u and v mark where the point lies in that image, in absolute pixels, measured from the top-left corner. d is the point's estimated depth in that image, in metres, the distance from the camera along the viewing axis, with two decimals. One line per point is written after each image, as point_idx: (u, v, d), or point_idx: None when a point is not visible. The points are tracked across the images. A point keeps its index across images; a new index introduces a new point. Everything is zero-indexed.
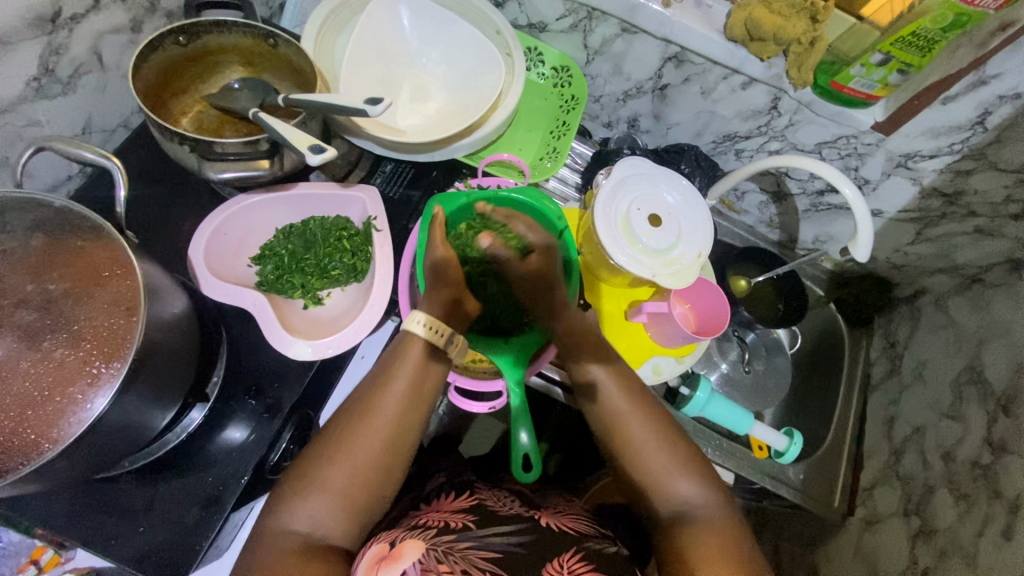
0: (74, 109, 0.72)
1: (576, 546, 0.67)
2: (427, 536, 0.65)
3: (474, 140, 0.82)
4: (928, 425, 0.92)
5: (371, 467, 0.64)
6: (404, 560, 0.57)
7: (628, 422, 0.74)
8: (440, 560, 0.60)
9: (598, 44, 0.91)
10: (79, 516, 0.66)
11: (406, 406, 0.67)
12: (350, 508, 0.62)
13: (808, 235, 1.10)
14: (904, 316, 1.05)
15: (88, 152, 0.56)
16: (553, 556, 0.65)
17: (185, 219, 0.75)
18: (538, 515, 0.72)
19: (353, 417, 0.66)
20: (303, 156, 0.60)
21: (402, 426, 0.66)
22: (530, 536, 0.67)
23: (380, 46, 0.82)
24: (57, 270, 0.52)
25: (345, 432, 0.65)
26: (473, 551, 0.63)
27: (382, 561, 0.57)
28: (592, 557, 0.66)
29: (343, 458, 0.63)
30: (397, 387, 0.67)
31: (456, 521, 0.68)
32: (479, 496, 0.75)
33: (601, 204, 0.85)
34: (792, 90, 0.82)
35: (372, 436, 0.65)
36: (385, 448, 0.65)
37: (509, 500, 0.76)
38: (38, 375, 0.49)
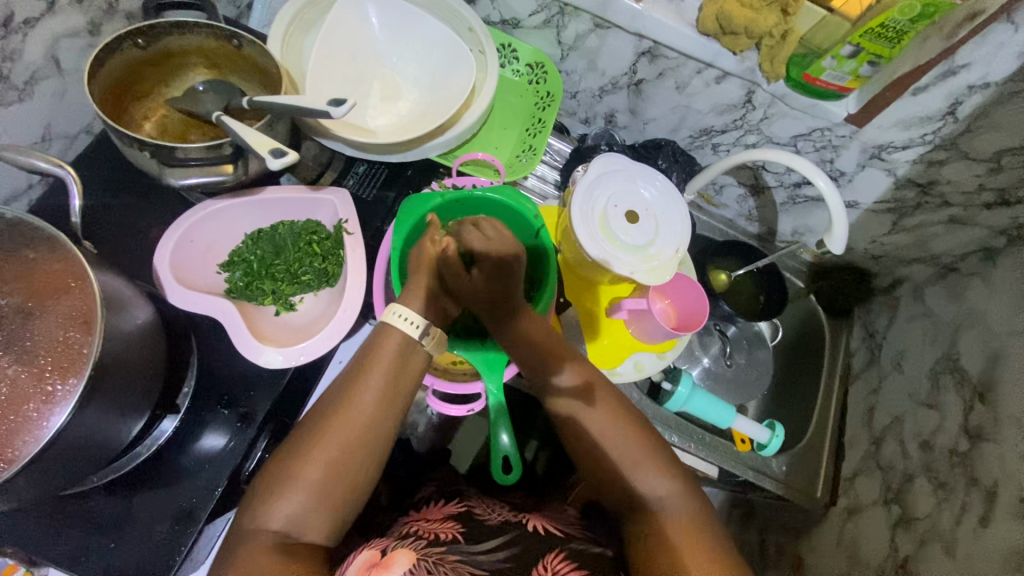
0: (32, 115, 0.70)
1: (559, 546, 0.67)
2: (417, 546, 0.64)
3: (447, 139, 0.81)
4: (906, 413, 0.93)
5: (348, 458, 0.61)
6: (395, 568, 0.56)
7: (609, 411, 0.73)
8: (431, 572, 0.59)
9: (572, 39, 0.90)
10: (48, 533, 0.64)
11: (386, 396, 0.65)
12: (325, 502, 0.60)
13: (787, 227, 1.10)
14: (882, 306, 1.05)
15: (42, 160, 0.54)
16: (537, 560, 0.64)
17: (152, 226, 0.73)
18: (525, 519, 0.73)
19: (330, 408, 0.63)
20: (264, 161, 0.58)
21: (381, 418, 0.64)
22: (516, 546, 0.66)
23: (349, 46, 0.81)
24: (10, 284, 0.50)
25: (321, 424, 0.62)
26: (462, 562, 0.62)
27: (373, 568, 0.57)
28: (576, 557, 0.65)
29: (319, 452, 0.60)
30: (376, 375, 0.64)
31: (446, 531, 0.67)
32: (468, 505, 0.75)
33: (578, 203, 0.85)
34: (765, 83, 0.83)
35: (351, 427, 0.62)
36: (362, 439, 0.62)
37: (498, 509, 0.75)
38: None
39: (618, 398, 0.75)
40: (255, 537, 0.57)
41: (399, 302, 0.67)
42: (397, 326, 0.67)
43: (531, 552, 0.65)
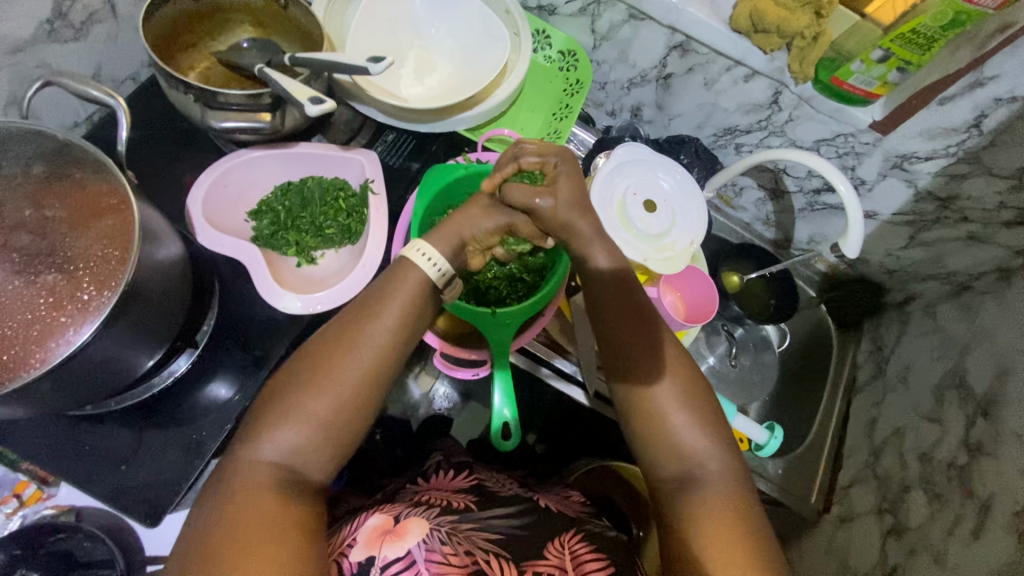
0: (84, 55, 0.74)
1: (575, 527, 0.70)
2: (431, 514, 0.66)
3: (476, 114, 0.83)
4: (908, 426, 0.92)
5: (352, 393, 0.61)
6: (409, 537, 0.61)
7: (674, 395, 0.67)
8: (444, 541, 0.62)
9: (605, 29, 0.93)
10: (63, 452, 0.67)
11: (398, 332, 0.65)
12: (324, 436, 0.60)
13: (803, 234, 1.10)
14: (892, 321, 1.06)
15: (93, 90, 0.56)
16: (552, 538, 0.67)
17: (186, 172, 0.76)
18: (536, 497, 0.76)
19: (338, 340, 0.63)
20: (303, 106, 0.60)
21: (389, 354, 0.64)
22: (529, 518, 0.70)
23: (389, 16, 0.83)
24: (54, 200, 0.52)
25: (326, 354, 0.62)
26: (475, 531, 0.65)
27: (386, 535, 0.62)
28: (591, 538, 0.69)
29: (324, 385, 0.61)
30: (390, 310, 0.64)
31: (458, 501, 0.70)
32: (478, 477, 0.79)
33: (598, 188, 0.87)
34: (793, 85, 0.84)
35: (360, 359, 0.62)
36: (370, 374, 0.62)
37: (507, 483, 0.79)
38: (30, 300, 0.49)
39: (694, 380, 0.69)
40: (256, 467, 0.58)
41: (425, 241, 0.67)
42: (418, 264, 0.67)
43: (540, 525, 0.69)
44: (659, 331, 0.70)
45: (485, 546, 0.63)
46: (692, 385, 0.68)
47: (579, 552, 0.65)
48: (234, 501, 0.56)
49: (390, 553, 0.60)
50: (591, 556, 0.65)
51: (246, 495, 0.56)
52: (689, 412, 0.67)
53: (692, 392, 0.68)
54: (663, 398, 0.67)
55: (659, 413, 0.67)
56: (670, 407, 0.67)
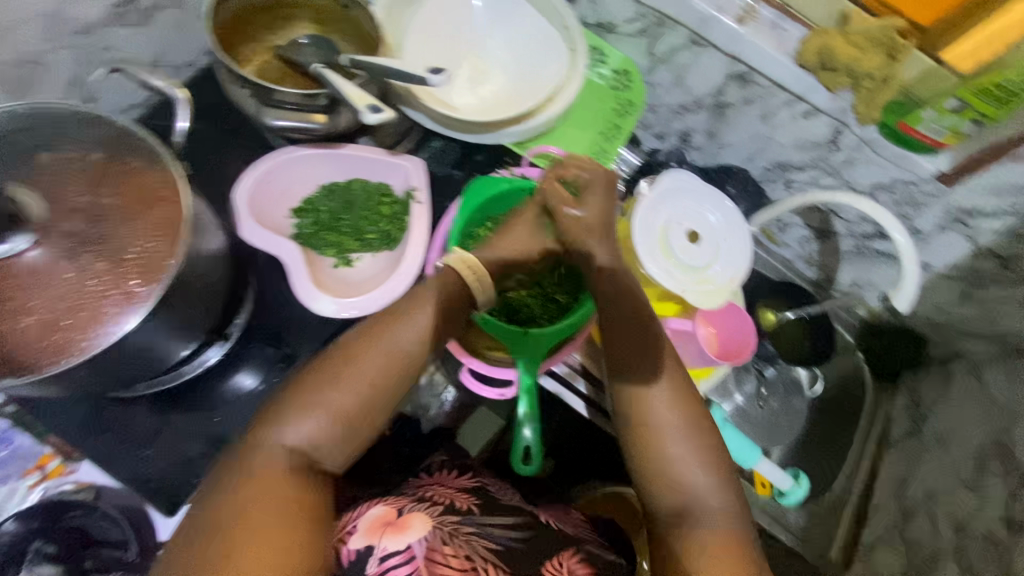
0: (149, 41, 0.75)
1: (575, 545, 0.68)
2: (433, 512, 0.64)
3: (526, 129, 0.82)
4: (943, 490, 0.88)
5: (374, 391, 0.62)
6: (410, 532, 0.60)
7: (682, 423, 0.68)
8: (445, 541, 0.60)
9: (664, 52, 0.91)
10: (93, 430, 0.68)
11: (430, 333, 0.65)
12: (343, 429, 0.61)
13: (846, 278, 1.07)
14: (933, 378, 1.00)
15: (157, 81, 0.57)
16: (552, 555, 0.65)
17: (235, 164, 0.77)
18: (538, 511, 0.73)
19: (372, 335, 0.63)
20: (360, 114, 0.61)
21: (418, 356, 0.64)
22: (529, 531, 0.67)
23: (448, 24, 0.82)
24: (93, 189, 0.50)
25: (354, 346, 0.63)
26: (475, 537, 0.63)
27: (387, 527, 0.60)
28: (591, 560, 0.67)
29: (349, 377, 0.61)
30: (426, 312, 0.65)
31: (461, 502, 0.68)
32: (481, 480, 0.76)
33: (642, 214, 0.84)
34: (856, 125, 0.81)
35: (390, 356, 0.63)
36: (394, 373, 0.63)
37: (507, 490, 0.76)
38: (63, 285, 0.48)
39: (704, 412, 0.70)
40: (273, 450, 0.58)
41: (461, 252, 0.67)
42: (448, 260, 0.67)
43: (543, 538, 0.67)
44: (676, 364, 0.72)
45: (485, 554, 0.61)
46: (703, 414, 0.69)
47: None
48: (249, 480, 0.55)
49: (390, 545, 0.58)
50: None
51: (264, 476, 0.56)
52: (695, 450, 0.67)
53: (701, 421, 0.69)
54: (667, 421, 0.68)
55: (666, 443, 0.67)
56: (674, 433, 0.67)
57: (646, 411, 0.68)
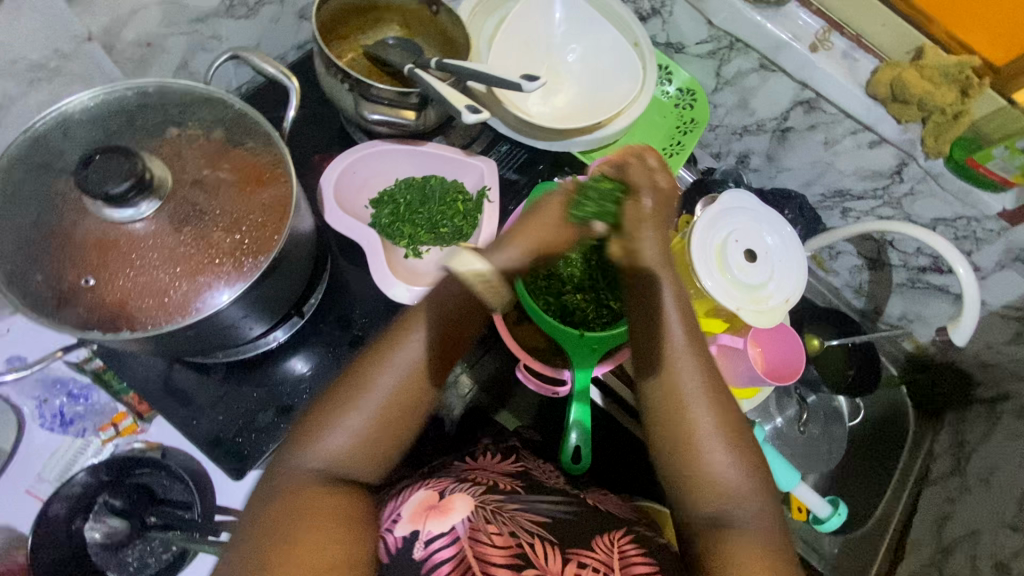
0: (251, 32, 0.79)
1: (625, 527, 0.68)
2: (476, 491, 0.65)
3: (593, 140, 0.85)
4: (985, 530, 0.88)
5: (396, 409, 0.58)
6: (454, 514, 0.61)
7: (710, 422, 0.60)
8: (489, 520, 0.61)
9: (732, 74, 0.93)
10: (170, 391, 0.72)
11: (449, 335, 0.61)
12: (368, 442, 0.57)
13: (895, 310, 1.06)
14: (979, 417, 0.99)
15: (270, 67, 0.61)
16: (603, 532, 0.65)
17: (318, 152, 0.80)
18: (583, 494, 0.73)
19: (389, 339, 0.60)
20: (462, 114, 0.64)
21: (437, 359, 0.60)
22: (574, 508, 0.68)
23: (526, 33, 0.85)
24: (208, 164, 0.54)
25: (362, 371, 0.58)
26: (521, 511, 0.64)
27: (432, 510, 0.61)
28: (642, 541, 0.66)
29: (362, 403, 0.57)
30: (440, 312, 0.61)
31: (505, 483, 0.68)
32: (524, 463, 0.75)
33: (700, 230, 0.86)
34: (923, 159, 0.82)
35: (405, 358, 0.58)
36: (416, 384, 0.59)
37: (551, 474, 0.76)
38: (178, 250, 0.51)
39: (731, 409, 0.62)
40: (297, 485, 0.55)
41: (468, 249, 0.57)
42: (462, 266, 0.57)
43: (590, 516, 0.68)
44: (708, 358, 0.64)
45: (531, 528, 0.63)
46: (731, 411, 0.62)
47: (627, 552, 0.63)
48: (282, 506, 0.54)
49: (435, 528, 0.60)
50: (640, 558, 0.63)
51: (298, 500, 0.54)
52: (734, 452, 0.60)
53: (730, 418, 0.62)
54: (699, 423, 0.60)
55: (695, 443, 0.60)
56: (704, 429, 0.60)
57: (677, 411, 0.61)
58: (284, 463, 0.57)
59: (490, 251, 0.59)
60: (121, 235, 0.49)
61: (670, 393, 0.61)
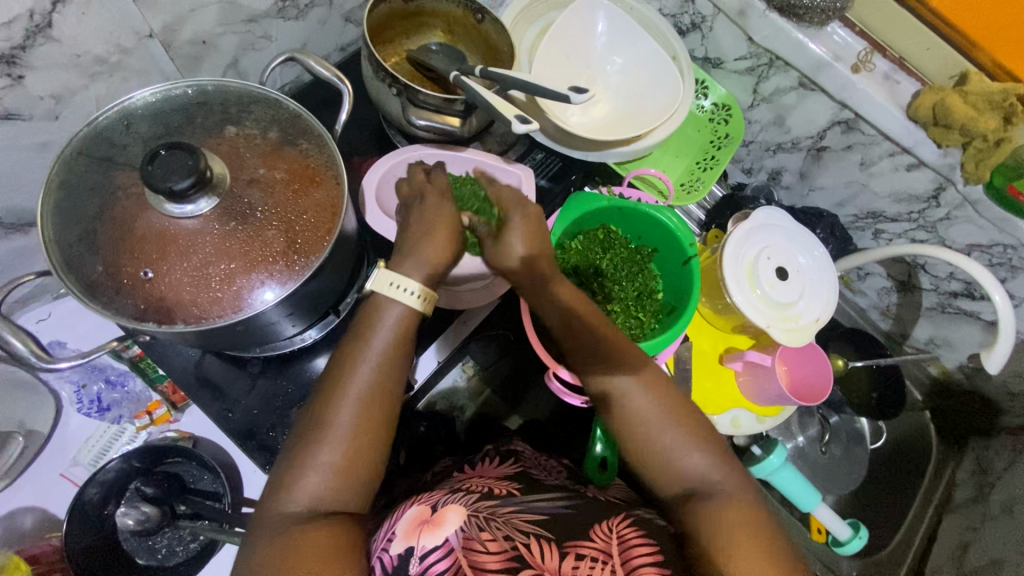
0: (299, 34, 0.81)
1: (625, 512, 0.62)
2: (469, 500, 0.62)
3: (630, 152, 0.86)
4: (1006, 560, 0.86)
5: (367, 426, 0.55)
6: (446, 526, 0.57)
7: (647, 399, 0.61)
8: (481, 527, 0.57)
9: (769, 92, 0.93)
10: (208, 383, 0.73)
11: (400, 343, 0.58)
12: (348, 467, 0.54)
13: (923, 334, 1.05)
14: (1004, 446, 0.98)
15: (325, 69, 0.62)
16: (600, 521, 0.61)
17: (359, 154, 0.82)
18: (585, 490, 0.70)
19: (341, 361, 0.57)
20: (511, 123, 0.63)
21: (396, 368, 0.57)
22: (575, 504, 0.65)
23: (568, 43, 0.86)
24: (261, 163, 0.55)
25: (324, 400, 0.55)
26: (514, 514, 0.61)
27: (425, 525, 0.58)
28: (642, 524, 0.60)
29: (330, 433, 0.53)
30: (388, 325, 0.57)
31: (500, 487, 0.66)
32: (524, 464, 0.74)
33: (732, 245, 0.86)
34: (961, 183, 0.81)
35: (362, 372, 0.56)
36: (387, 386, 0.56)
37: (555, 472, 0.75)
38: (231, 246, 0.52)
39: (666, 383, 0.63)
40: (274, 538, 0.50)
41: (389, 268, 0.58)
42: (399, 297, 0.58)
43: (591, 510, 0.63)
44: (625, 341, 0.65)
45: (525, 528, 0.59)
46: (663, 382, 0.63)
47: (627, 536, 0.58)
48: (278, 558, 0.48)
49: (429, 542, 0.56)
50: (640, 541, 0.57)
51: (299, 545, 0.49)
52: (679, 424, 0.60)
53: (664, 390, 0.62)
54: (638, 405, 0.61)
55: (642, 423, 0.61)
56: (643, 410, 0.61)
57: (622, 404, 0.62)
58: (269, 516, 0.52)
59: (405, 264, 0.60)
60: (178, 230, 0.51)
61: (609, 388, 0.63)
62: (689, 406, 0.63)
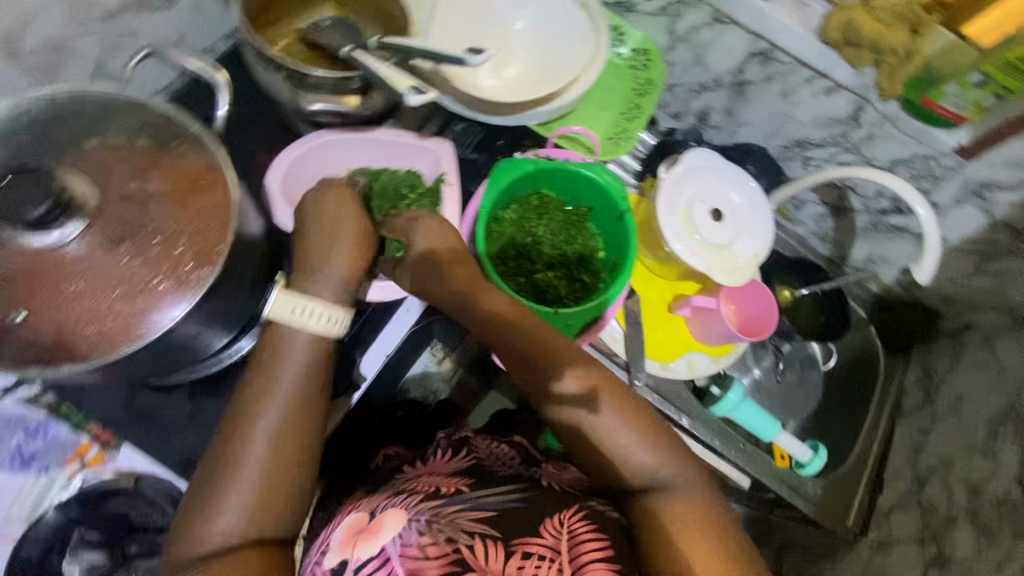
0: (170, 24, 0.73)
1: (579, 503, 0.62)
2: (411, 504, 0.61)
3: (550, 110, 0.81)
4: (957, 457, 0.92)
5: (284, 459, 0.55)
6: (384, 533, 0.59)
7: (602, 407, 0.62)
8: (422, 531, 0.58)
9: (684, 30, 0.91)
10: (133, 417, 0.68)
11: (309, 377, 0.57)
12: (264, 501, 0.53)
13: (860, 253, 1.09)
14: (944, 348, 1.04)
15: (194, 62, 0.57)
16: (552, 513, 0.61)
17: (260, 149, 0.76)
18: (538, 473, 0.69)
19: (249, 402, 0.56)
20: (405, 97, 0.61)
21: (308, 402, 0.57)
22: (527, 492, 0.64)
23: (471, 5, 0.82)
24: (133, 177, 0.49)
25: (234, 440, 0.54)
26: (460, 514, 0.60)
27: (362, 534, 0.59)
28: (596, 517, 0.61)
29: (240, 474, 0.53)
30: (291, 362, 0.57)
31: (449, 485, 0.65)
32: (476, 455, 0.72)
33: (664, 194, 0.85)
34: (878, 102, 0.81)
35: (271, 413, 0.55)
36: (302, 422, 0.56)
37: (506, 459, 0.73)
38: (109, 274, 0.47)
39: (620, 392, 0.64)
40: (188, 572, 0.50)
41: (298, 295, 0.57)
42: (302, 324, 0.57)
43: (542, 498, 0.63)
44: (575, 356, 0.66)
45: (470, 528, 0.58)
46: (615, 391, 0.64)
47: (577, 532, 0.58)
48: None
49: (364, 553, 0.58)
50: (590, 536, 0.58)
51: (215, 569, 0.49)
52: (637, 434, 0.62)
53: (619, 399, 0.63)
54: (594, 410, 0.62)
55: (598, 430, 0.62)
56: (600, 418, 0.62)
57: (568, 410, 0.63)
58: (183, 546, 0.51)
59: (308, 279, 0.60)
60: (45, 263, 0.46)
61: (558, 389, 0.64)
62: (644, 413, 0.64)
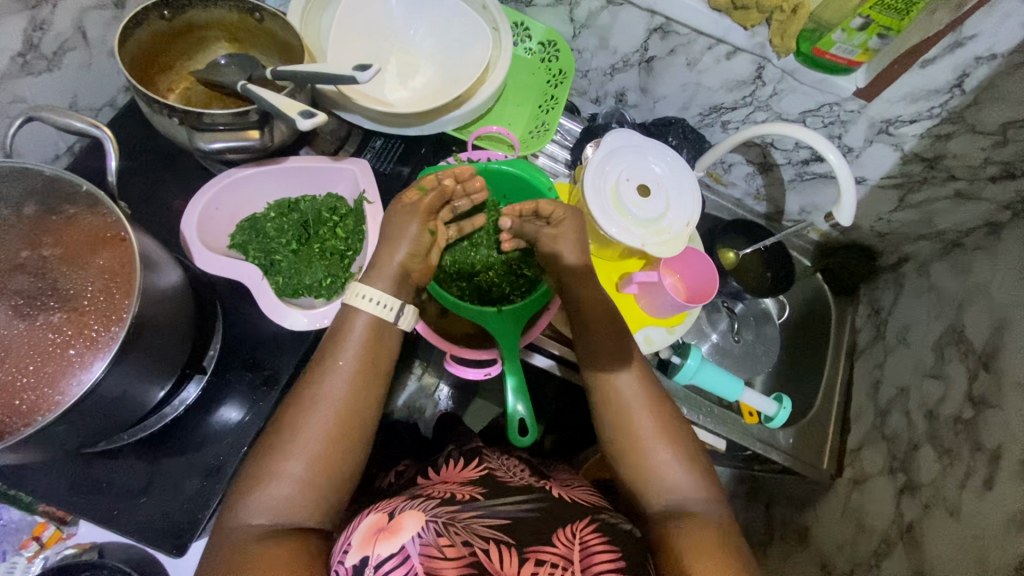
0: (60, 86, 0.72)
1: (590, 516, 0.63)
2: (428, 505, 0.61)
3: (463, 113, 0.82)
4: (912, 385, 0.95)
5: (334, 448, 0.58)
6: (403, 533, 0.57)
7: (643, 406, 0.70)
8: (439, 533, 0.57)
9: (585, 16, 0.92)
10: (80, 490, 0.67)
11: (360, 381, 0.61)
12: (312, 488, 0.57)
13: (794, 206, 1.11)
14: (887, 283, 1.08)
15: (77, 119, 0.56)
16: (565, 525, 0.61)
17: (174, 197, 0.75)
18: (549, 486, 0.69)
19: (306, 391, 0.60)
20: (293, 121, 0.60)
21: (355, 403, 0.60)
22: (541, 502, 0.64)
23: (368, 22, 0.82)
24: None
25: (296, 417, 0.59)
26: (475, 519, 0.60)
27: (381, 533, 0.57)
28: (606, 529, 0.61)
29: (295, 445, 0.57)
30: (347, 361, 0.61)
31: (463, 492, 0.65)
32: (488, 465, 0.73)
33: (590, 177, 0.86)
34: (776, 59, 0.84)
35: (323, 411, 0.59)
36: (348, 421, 0.60)
37: (517, 469, 0.73)
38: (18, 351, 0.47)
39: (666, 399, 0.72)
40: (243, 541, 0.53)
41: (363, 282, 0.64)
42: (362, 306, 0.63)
43: (558, 508, 0.64)
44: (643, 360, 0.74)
45: (484, 534, 0.58)
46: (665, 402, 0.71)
47: (590, 542, 0.59)
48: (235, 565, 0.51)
49: (384, 551, 0.55)
50: (603, 547, 0.59)
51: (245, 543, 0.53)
52: (676, 450, 0.68)
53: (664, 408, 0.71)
54: (636, 404, 0.70)
55: (638, 421, 0.69)
56: (640, 416, 0.69)
57: (619, 403, 0.70)
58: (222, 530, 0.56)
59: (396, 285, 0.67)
60: None
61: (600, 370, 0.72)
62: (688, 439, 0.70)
